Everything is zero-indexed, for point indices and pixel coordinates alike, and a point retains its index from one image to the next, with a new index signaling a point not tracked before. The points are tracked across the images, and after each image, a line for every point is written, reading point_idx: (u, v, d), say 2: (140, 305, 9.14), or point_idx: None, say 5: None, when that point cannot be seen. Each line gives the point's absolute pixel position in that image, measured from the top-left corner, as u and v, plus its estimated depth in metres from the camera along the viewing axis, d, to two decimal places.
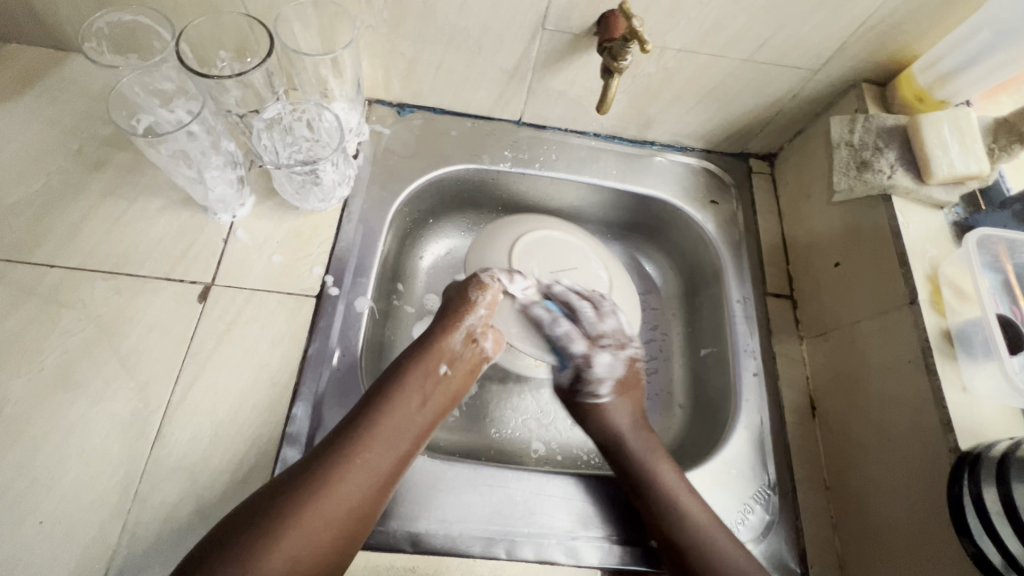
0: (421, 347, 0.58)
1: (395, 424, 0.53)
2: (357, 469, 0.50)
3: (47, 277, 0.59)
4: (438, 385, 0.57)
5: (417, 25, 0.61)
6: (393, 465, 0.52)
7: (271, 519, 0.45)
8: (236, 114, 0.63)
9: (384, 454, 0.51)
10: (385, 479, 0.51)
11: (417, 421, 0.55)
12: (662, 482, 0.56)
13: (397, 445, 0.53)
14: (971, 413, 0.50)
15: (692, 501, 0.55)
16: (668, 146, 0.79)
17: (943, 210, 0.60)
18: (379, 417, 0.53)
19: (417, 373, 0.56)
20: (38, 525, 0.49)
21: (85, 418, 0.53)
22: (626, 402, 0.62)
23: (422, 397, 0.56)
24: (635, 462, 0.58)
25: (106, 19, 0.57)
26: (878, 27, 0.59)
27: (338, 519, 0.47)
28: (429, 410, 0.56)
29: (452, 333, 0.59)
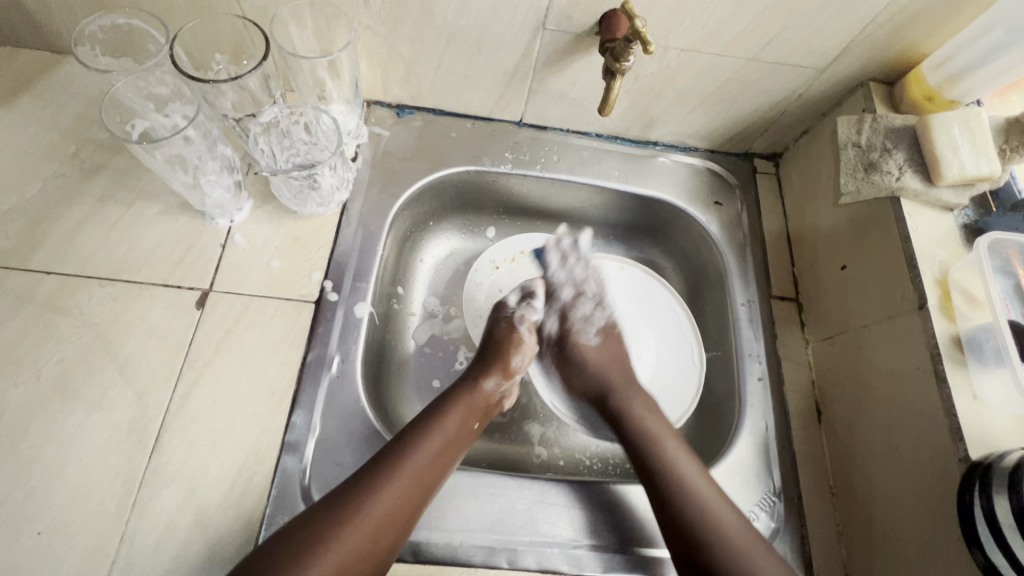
0: (457, 394, 0.60)
1: (425, 462, 0.52)
2: (384, 505, 0.49)
3: (44, 284, 0.58)
4: (469, 436, 0.58)
5: (415, 26, 0.60)
6: (419, 504, 0.51)
7: (297, 546, 0.45)
8: (231, 118, 0.62)
9: (414, 493, 0.51)
10: (409, 516, 0.50)
11: (448, 464, 0.54)
12: (669, 460, 0.55)
13: (428, 484, 0.52)
14: (981, 421, 0.49)
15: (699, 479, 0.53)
16: (672, 146, 0.78)
17: (953, 212, 0.59)
18: (412, 457, 0.52)
19: (457, 416, 0.57)
20: (36, 536, 0.49)
21: (83, 427, 0.53)
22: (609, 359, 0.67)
23: (454, 440, 0.56)
24: (642, 436, 0.58)
25: (99, 23, 0.56)
26: (887, 25, 0.57)
27: (363, 553, 0.47)
28: (457, 456, 0.56)
29: (485, 381, 0.62)
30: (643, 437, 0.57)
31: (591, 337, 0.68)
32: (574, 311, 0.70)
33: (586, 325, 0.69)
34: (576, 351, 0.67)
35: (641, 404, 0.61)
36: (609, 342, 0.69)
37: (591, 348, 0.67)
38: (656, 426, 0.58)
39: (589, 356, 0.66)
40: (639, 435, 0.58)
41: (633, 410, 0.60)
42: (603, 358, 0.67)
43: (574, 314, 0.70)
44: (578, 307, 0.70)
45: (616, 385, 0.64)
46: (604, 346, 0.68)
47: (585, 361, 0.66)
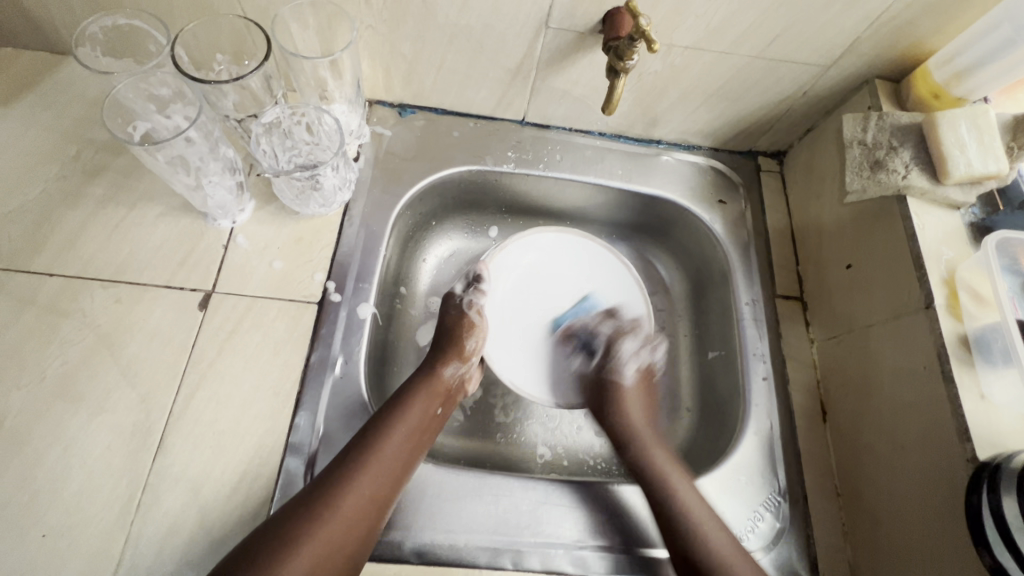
0: (419, 383, 0.60)
1: (392, 449, 0.53)
2: (355, 495, 0.49)
3: (45, 286, 0.58)
4: (433, 422, 0.59)
5: (416, 24, 0.60)
6: (388, 490, 0.51)
7: (276, 543, 0.45)
8: (233, 118, 0.62)
9: (381, 481, 0.51)
10: (380, 503, 0.51)
11: (415, 451, 0.55)
12: (653, 462, 0.59)
13: (395, 471, 0.52)
14: (989, 421, 0.48)
15: (673, 469, 0.58)
16: (675, 144, 0.78)
17: (960, 210, 0.58)
18: (378, 446, 0.53)
19: (419, 404, 0.58)
20: (41, 538, 0.49)
21: (87, 429, 0.53)
22: (638, 398, 0.68)
23: (418, 426, 0.56)
24: (631, 442, 0.62)
25: (100, 23, 0.56)
26: (894, 21, 0.57)
27: (339, 543, 0.47)
28: (423, 442, 0.56)
29: (444, 367, 0.63)
30: (636, 448, 0.61)
31: (628, 373, 0.69)
32: (624, 344, 0.71)
33: (633, 358, 0.71)
34: (614, 390, 0.68)
35: (637, 411, 0.66)
36: (640, 400, 0.68)
37: (625, 387, 0.68)
38: (644, 435, 0.63)
39: (625, 398, 0.67)
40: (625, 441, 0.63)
41: (626, 413, 0.65)
42: (629, 396, 0.67)
43: (624, 355, 0.70)
44: (623, 342, 0.71)
45: (637, 424, 0.64)
46: (639, 389, 0.69)
47: (615, 385, 0.68)
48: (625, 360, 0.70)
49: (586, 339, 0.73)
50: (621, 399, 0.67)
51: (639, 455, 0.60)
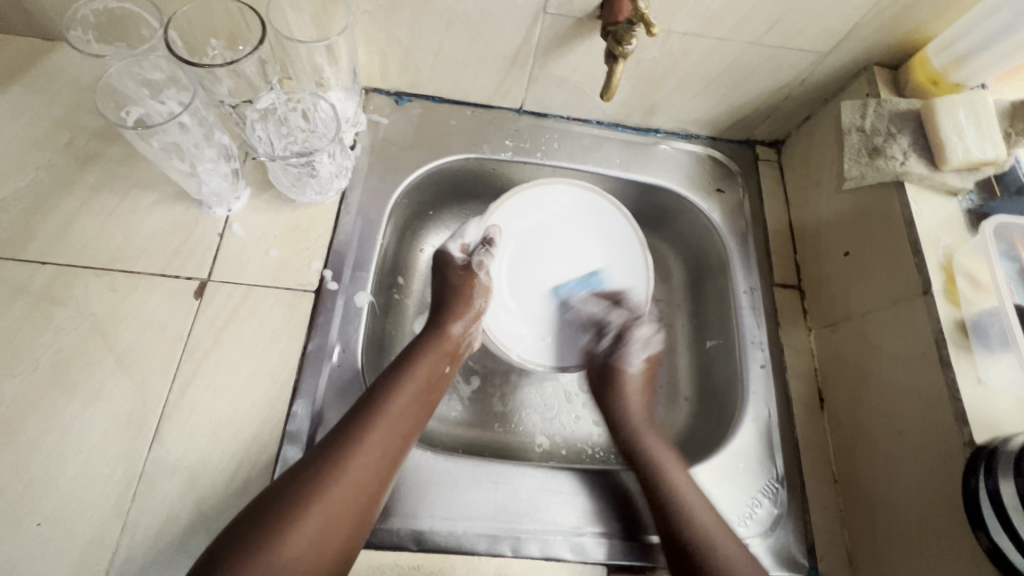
0: (427, 343, 0.61)
1: (402, 405, 0.54)
2: (367, 450, 0.50)
3: (38, 275, 0.57)
4: (442, 380, 0.59)
5: (413, 10, 0.59)
6: (400, 446, 0.52)
7: (288, 497, 0.46)
8: (228, 104, 0.61)
9: (393, 437, 0.52)
10: (392, 458, 0.51)
11: (424, 409, 0.56)
12: (688, 512, 0.53)
13: (405, 429, 0.53)
14: (986, 406, 0.49)
15: (720, 529, 0.52)
16: (673, 133, 0.77)
17: (957, 197, 0.58)
18: (391, 403, 0.53)
19: (427, 363, 0.58)
20: (36, 527, 0.48)
21: (82, 417, 0.53)
22: (637, 402, 0.66)
23: (427, 385, 0.57)
24: (664, 493, 0.55)
25: (92, 7, 0.55)
26: (893, 7, 0.56)
27: (353, 497, 0.48)
28: (433, 401, 0.57)
29: (453, 325, 0.63)
30: (652, 466, 0.58)
31: (636, 363, 0.69)
32: (636, 331, 0.70)
33: (642, 349, 0.70)
34: (620, 373, 0.67)
35: (661, 446, 0.60)
36: (640, 393, 0.67)
37: (629, 375, 0.67)
38: (680, 484, 0.55)
39: (627, 390, 0.66)
40: (658, 490, 0.55)
41: (662, 466, 0.57)
42: (630, 391, 0.66)
43: (634, 333, 0.70)
44: (635, 331, 0.70)
45: (637, 423, 0.64)
46: (642, 379, 0.68)
47: (608, 369, 0.68)
48: (635, 328, 0.70)
49: (598, 321, 0.71)
50: (639, 434, 0.62)
51: (671, 509, 0.54)
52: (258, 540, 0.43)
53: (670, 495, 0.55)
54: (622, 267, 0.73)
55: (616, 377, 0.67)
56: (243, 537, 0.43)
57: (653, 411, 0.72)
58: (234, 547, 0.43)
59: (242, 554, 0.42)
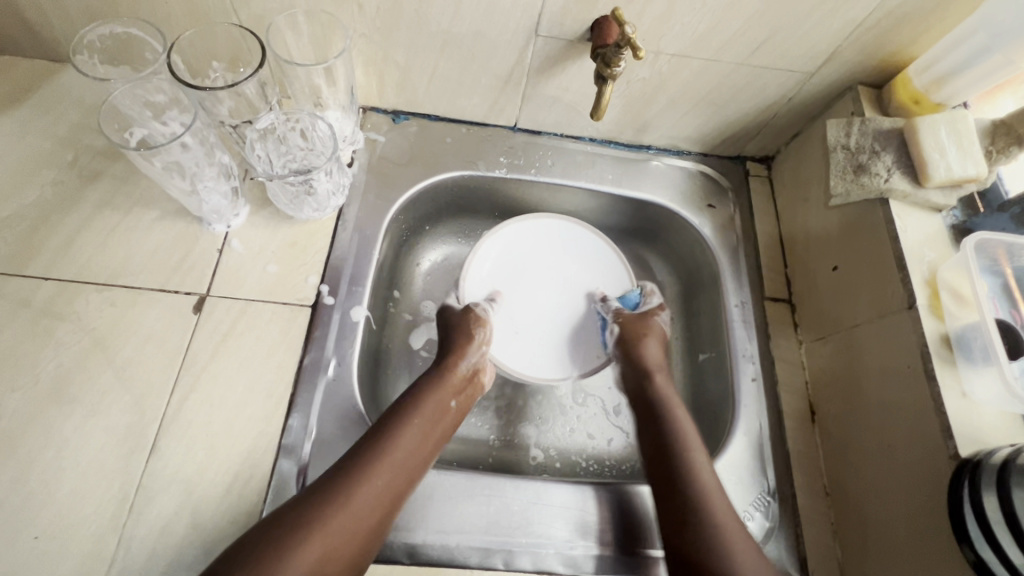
0: (435, 378, 0.61)
1: (409, 449, 0.54)
2: (371, 487, 0.50)
3: (41, 290, 0.58)
4: (447, 418, 0.59)
5: (410, 33, 0.61)
6: (404, 487, 0.52)
7: (284, 533, 0.45)
8: (229, 124, 0.61)
9: (397, 479, 0.52)
10: (392, 503, 0.51)
11: (430, 442, 0.56)
12: (681, 441, 0.57)
13: (410, 471, 0.53)
14: (971, 419, 0.50)
15: (713, 485, 0.54)
16: (664, 150, 0.79)
17: (941, 213, 0.60)
18: (396, 439, 0.53)
19: (433, 400, 0.58)
20: (33, 540, 0.49)
21: (81, 430, 0.53)
22: (653, 339, 0.68)
23: (432, 419, 0.57)
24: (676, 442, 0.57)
25: (98, 32, 0.57)
26: (874, 29, 0.58)
27: (347, 539, 0.47)
28: (436, 437, 0.57)
29: (461, 361, 0.63)
30: (664, 415, 0.60)
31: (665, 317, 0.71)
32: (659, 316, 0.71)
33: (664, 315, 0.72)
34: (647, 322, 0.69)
35: (672, 393, 0.63)
36: (659, 339, 0.69)
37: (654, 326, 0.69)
38: (688, 434, 0.58)
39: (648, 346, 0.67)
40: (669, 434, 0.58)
41: (657, 386, 0.63)
42: (652, 331, 0.69)
43: (656, 317, 0.71)
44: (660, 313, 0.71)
45: (653, 364, 0.66)
46: (661, 344, 0.68)
47: (635, 329, 0.68)
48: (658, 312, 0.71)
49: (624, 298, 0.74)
50: None
51: (665, 429, 0.59)
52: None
53: (682, 452, 0.56)
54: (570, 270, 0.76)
55: (632, 331, 0.68)
56: (236, 567, 0.43)
57: None
58: (223, 571, 0.42)
59: None
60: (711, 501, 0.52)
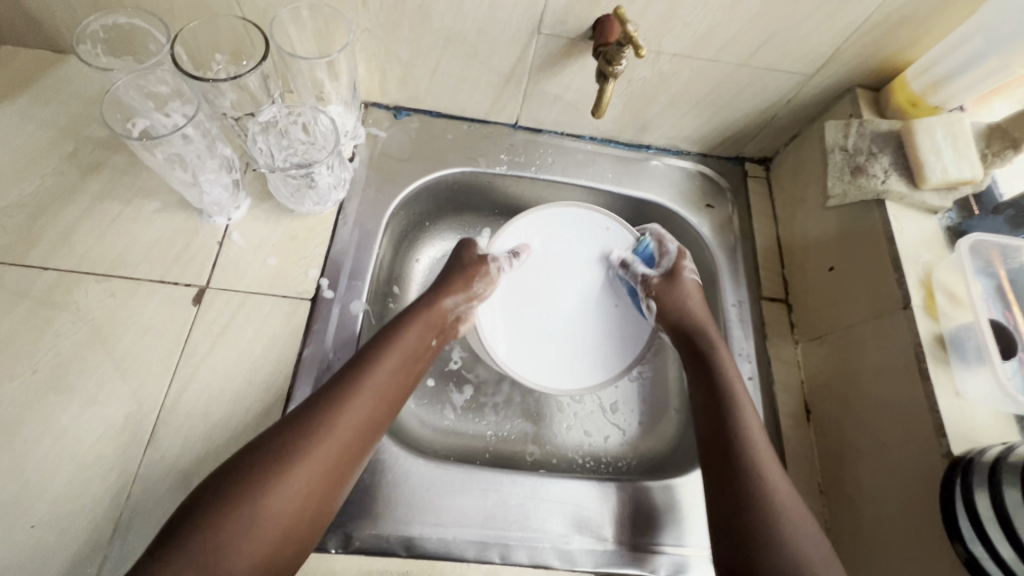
0: (415, 312, 0.61)
1: (388, 375, 0.54)
2: (351, 414, 0.50)
3: (40, 279, 0.58)
4: (427, 350, 0.60)
5: (413, 28, 0.61)
6: (384, 411, 0.53)
7: (263, 459, 0.46)
8: (231, 116, 0.63)
9: (377, 404, 0.53)
10: (374, 425, 0.52)
11: (409, 374, 0.57)
12: (756, 456, 0.54)
13: (388, 395, 0.54)
14: (964, 419, 0.50)
15: (772, 465, 0.53)
16: (664, 149, 0.79)
17: (937, 215, 0.60)
18: (373, 369, 0.54)
19: (413, 332, 0.59)
20: (30, 529, 0.49)
21: (79, 419, 0.53)
22: (699, 307, 0.66)
23: (412, 352, 0.58)
24: (727, 408, 0.57)
25: (101, 22, 0.56)
26: (872, 33, 0.59)
27: (328, 462, 0.48)
28: (416, 369, 0.58)
29: (445, 298, 0.63)
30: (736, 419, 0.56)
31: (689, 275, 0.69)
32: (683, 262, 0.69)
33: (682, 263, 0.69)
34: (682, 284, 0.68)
35: (729, 359, 0.62)
36: (699, 298, 0.68)
37: (687, 289, 0.67)
38: (744, 405, 0.58)
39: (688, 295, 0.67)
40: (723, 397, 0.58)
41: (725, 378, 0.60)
42: (691, 294, 0.67)
43: (685, 272, 0.69)
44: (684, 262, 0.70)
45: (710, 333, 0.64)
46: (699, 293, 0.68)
47: (670, 295, 0.67)
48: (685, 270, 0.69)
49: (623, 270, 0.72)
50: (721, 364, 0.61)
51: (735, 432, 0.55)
52: (235, 501, 0.44)
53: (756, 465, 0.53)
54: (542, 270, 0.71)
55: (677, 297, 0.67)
56: (224, 495, 0.44)
57: (642, 420, 0.74)
58: (213, 501, 0.44)
59: (223, 514, 0.43)
60: (784, 513, 0.50)
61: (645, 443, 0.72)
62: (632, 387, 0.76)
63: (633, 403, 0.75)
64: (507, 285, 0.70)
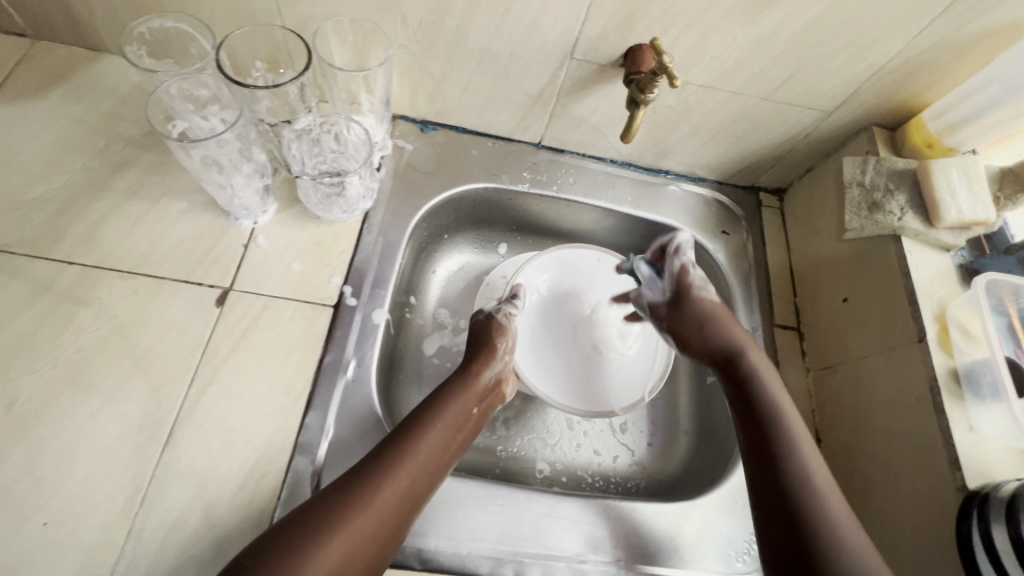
0: (458, 383, 0.61)
1: (431, 451, 0.54)
2: (393, 486, 0.49)
3: (65, 273, 0.58)
4: (470, 424, 0.59)
5: (449, 47, 0.63)
6: (424, 489, 0.52)
7: (304, 529, 0.44)
8: (267, 123, 0.62)
9: (419, 480, 0.52)
10: (415, 503, 0.51)
11: (451, 449, 0.56)
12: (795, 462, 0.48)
13: (430, 472, 0.53)
14: (978, 452, 0.51)
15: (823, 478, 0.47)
16: (682, 176, 0.81)
17: (950, 252, 0.62)
18: (417, 443, 0.53)
19: (456, 406, 0.58)
20: (41, 527, 0.48)
21: (97, 416, 0.53)
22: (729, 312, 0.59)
23: (454, 427, 0.57)
24: (750, 385, 0.54)
25: (148, 25, 0.57)
26: (891, 75, 0.61)
27: (366, 540, 0.46)
28: (456, 445, 0.57)
29: (484, 369, 0.63)
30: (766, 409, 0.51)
31: (706, 285, 0.60)
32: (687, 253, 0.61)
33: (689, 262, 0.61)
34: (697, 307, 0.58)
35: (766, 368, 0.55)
36: (724, 305, 0.60)
37: (706, 299, 0.59)
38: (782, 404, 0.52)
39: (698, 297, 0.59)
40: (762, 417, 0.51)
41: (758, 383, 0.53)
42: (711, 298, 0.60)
43: (687, 275, 0.60)
44: (689, 262, 0.61)
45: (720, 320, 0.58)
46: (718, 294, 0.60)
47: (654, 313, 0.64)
48: (689, 276, 0.60)
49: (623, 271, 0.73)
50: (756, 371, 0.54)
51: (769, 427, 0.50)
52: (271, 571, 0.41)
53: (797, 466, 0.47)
54: (559, 296, 0.76)
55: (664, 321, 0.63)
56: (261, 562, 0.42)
57: (652, 442, 0.74)
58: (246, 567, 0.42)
59: None
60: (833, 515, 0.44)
61: (655, 465, 0.73)
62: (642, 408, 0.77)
63: (643, 424, 0.75)
64: (535, 296, 0.75)
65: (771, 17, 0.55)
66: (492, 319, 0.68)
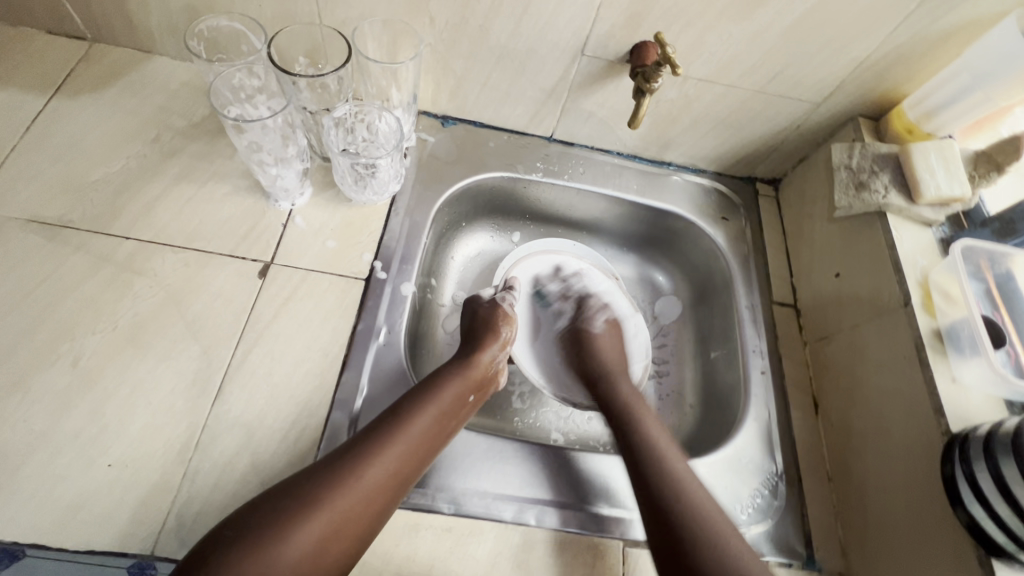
0: (455, 370, 0.63)
1: (423, 432, 0.55)
2: (381, 467, 0.51)
3: (122, 247, 0.64)
4: (465, 409, 0.61)
5: (471, 45, 0.70)
6: (412, 468, 0.54)
7: (296, 498, 0.48)
8: (309, 110, 0.70)
9: (409, 458, 0.54)
10: (401, 481, 0.53)
11: (442, 433, 0.57)
12: (671, 470, 0.56)
13: (421, 451, 0.55)
14: (960, 401, 0.56)
15: (701, 493, 0.55)
16: (684, 167, 0.87)
17: (932, 227, 0.68)
18: (409, 424, 0.55)
19: (452, 390, 0.60)
20: (106, 467, 0.53)
21: (153, 372, 0.58)
22: (613, 343, 0.76)
23: (448, 411, 0.58)
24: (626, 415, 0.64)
25: (207, 23, 0.64)
26: (873, 68, 0.68)
27: (348, 516, 0.48)
28: (449, 428, 0.58)
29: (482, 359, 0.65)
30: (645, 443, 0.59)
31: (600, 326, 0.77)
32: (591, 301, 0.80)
33: (596, 315, 0.79)
34: (588, 337, 0.75)
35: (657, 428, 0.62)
36: (612, 342, 0.76)
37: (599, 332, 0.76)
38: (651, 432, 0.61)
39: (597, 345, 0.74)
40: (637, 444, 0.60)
41: (624, 396, 0.67)
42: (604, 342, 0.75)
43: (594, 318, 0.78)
44: (591, 301, 0.80)
45: (614, 367, 0.71)
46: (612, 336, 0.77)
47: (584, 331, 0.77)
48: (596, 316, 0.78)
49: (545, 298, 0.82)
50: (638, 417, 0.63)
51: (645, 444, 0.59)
52: (265, 532, 0.45)
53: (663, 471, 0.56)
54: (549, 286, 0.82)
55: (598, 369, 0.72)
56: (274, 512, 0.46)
57: (661, 414, 0.79)
58: (272, 510, 0.47)
59: (258, 538, 0.45)
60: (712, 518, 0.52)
61: None
62: (649, 384, 0.82)
63: (650, 398, 0.80)
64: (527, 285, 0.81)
65: (761, 15, 0.62)
66: (496, 309, 0.72)
